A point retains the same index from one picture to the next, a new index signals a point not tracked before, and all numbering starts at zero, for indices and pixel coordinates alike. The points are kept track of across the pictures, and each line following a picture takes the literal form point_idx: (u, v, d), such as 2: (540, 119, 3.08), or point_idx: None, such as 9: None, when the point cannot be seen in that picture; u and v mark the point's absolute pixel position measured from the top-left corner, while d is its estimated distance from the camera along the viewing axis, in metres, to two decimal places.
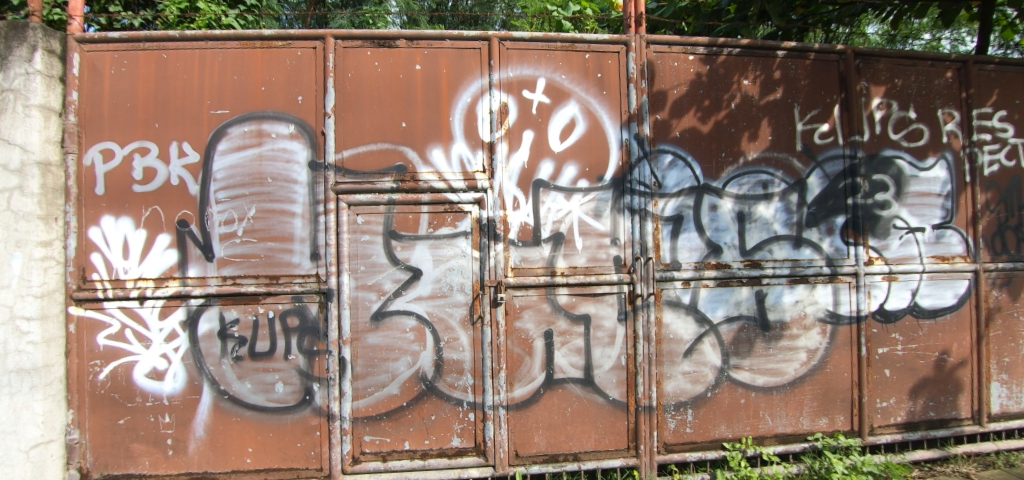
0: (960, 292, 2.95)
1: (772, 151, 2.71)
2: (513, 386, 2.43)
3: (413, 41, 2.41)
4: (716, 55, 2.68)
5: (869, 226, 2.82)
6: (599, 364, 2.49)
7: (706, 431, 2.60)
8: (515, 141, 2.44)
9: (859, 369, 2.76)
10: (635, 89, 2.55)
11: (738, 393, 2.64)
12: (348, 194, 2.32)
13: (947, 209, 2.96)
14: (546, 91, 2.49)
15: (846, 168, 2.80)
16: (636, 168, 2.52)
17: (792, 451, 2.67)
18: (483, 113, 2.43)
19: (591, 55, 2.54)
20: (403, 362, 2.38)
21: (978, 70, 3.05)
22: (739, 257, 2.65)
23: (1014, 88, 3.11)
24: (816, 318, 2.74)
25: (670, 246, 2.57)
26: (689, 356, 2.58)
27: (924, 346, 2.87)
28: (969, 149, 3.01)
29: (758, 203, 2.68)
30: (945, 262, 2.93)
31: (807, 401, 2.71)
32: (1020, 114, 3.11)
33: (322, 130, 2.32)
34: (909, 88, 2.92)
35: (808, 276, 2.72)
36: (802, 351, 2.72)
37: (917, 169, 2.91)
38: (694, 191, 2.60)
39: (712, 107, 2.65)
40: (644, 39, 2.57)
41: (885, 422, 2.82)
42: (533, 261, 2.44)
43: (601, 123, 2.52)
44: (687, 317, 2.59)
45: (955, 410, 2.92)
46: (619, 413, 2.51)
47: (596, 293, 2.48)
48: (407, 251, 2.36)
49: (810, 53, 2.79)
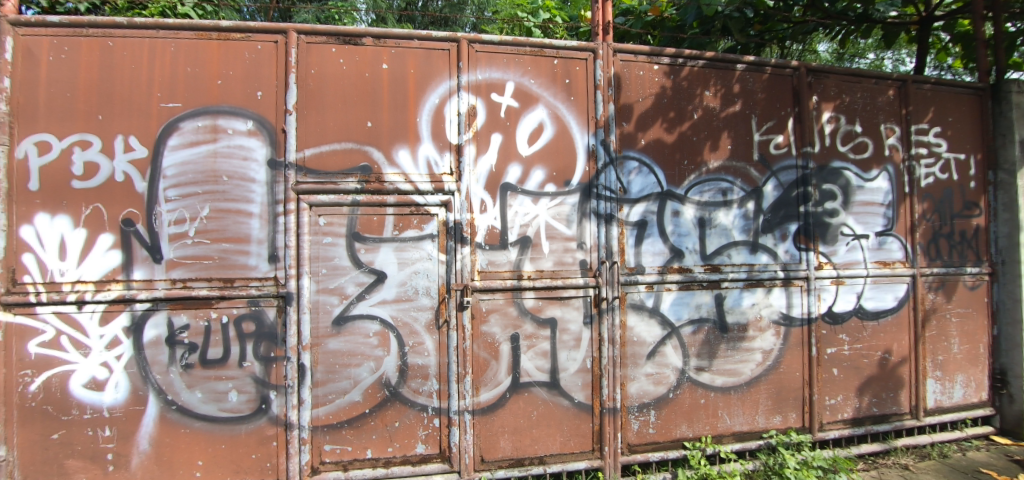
0: (900, 295, 3.15)
1: (731, 160, 2.81)
2: (479, 390, 2.41)
3: (380, 39, 2.36)
4: (680, 66, 2.77)
5: (819, 233, 2.97)
6: (565, 367, 2.51)
7: (668, 431, 2.66)
8: (483, 143, 2.43)
9: (810, 369, 2.90)
10: (602, 96, 2.59)
11: (699, 393, 2.72)
12: (310, 194, 2.24)
13: (888, 217, 3.16)
14: (515, 95, 2.49)
15: (798, 178, 2.94)
16: (603, 173, 2.56)
17: (748, 449, 2.77)
18: (452, 115, 2.41)
19: (559, 61, 2.57)
20: (366, 368, 2.31)
21: (916, 89, 3.28)
22: (700, 261, 2.74)
23: (947, 107, 3.37)
24: (771, 321, 2.86)
25: (635, 251, 2.62)
26: (652, 358, 2.64)
27: (868, 346, 3.05)
28: (908, 162, 3.22)
29: (718, 210, 2.77)
30: (886, 267, 3.12)
31: (763, 400, 2.82)
32: (952, 131, 3.36)
33: (283, 127, 2.23)
34: (856, 104, 3.11)
35: (764, 281, 2.84)
36: (758, 352, 2.83)
37: (862, 180, 3.10)
38: (657, 197, 2.66)
39: (676, 117, 2.72)
40: (611, 47, 2.62)
41: (833, 418, 2.96)
42: (500, 264, 2.43)
43: (568, 128, 2.55)
44: (650, 320, 2.64)
45: (895, 406, 3.12)
46: (584, 415, 2.54)
47: (562, 296, 2.50)
48: (371, 254, 2.30)
49: (767, 67, 2.91)
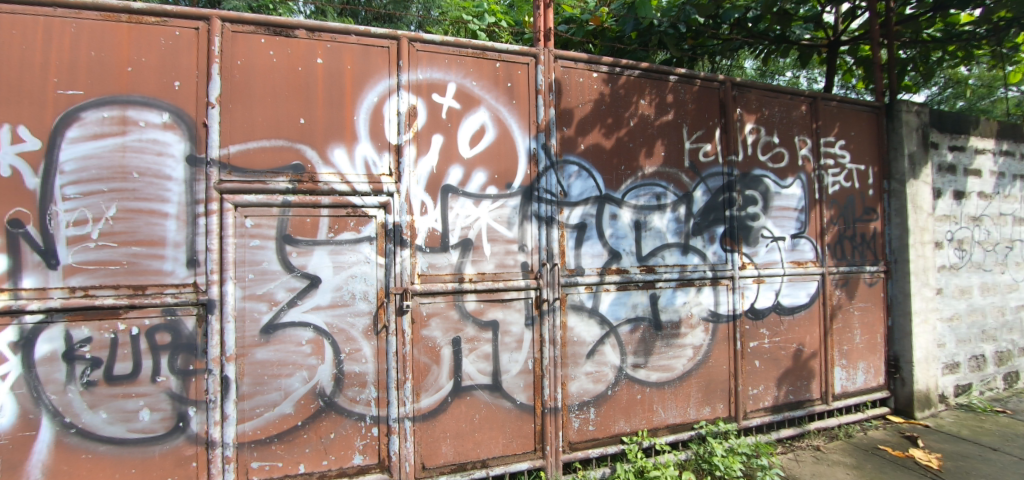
0: (811, 292, 3.46)
1: (665, 166, 2.96)
2: (419, 396, 2.35)
3: (314, 33, 2.26)
4: (618, 74, 2.87)
5: (742, 235, 3.20)
6: (507, 369, 2.52)
7: (607, 427, 2.74)
8: (424, 144, 2.39)
9: (735, 362, 3.11)
10: (543, 101, 2.64)
11: (635, 389, 2.82)
12: (234, 193, 2.09)
13: (801, 221, 3.46)
14: (457, 96, 2.47)
15: (724, 184, 3.14)
16: (544, 177, 2.60)
17: (681, 440, 2.91)
18: (391, 115, 2.35)
19: (501, 65, 2.58)
20: (298, 378, 2.19)
21: (824, 105, 3.62)
22: (636, 263, 2.85)
23: (850, 123, 3.74)
24: (701, 318, 3.03)
25: (575, 253, 2.68)
26: (592, 356, 2.71)
27: (785, 339, 3.31)
28: (818, 171, 3.55)
29: (653, 213, 2.90)
30: (800, 266, 3.42)
31: (694, 393, 2.98)
32: (854, 144, 3.75)
33: (204, 121, 2.07)
34: (774, 117, 3.38)
35: (694, 280, 3.01)
36: (689, 347, 2.99)
37: (779, 186, 3.37)
38: (596, 200, 2.74)
39: (614, 123, 2.82)
40: (552, 53, 2.68)
41: (756, 406, 3.19)
42: (441, 267, 2.39)
43: (510, 131, 2.56)
44: (589, 320, 2.71)
45: (809, 393, 3.41)
46: (526, 416, 2.55)
47: (504, 298, 2.51)
48: (304, 257, 2.19)
49: (697, 79, 3.09)
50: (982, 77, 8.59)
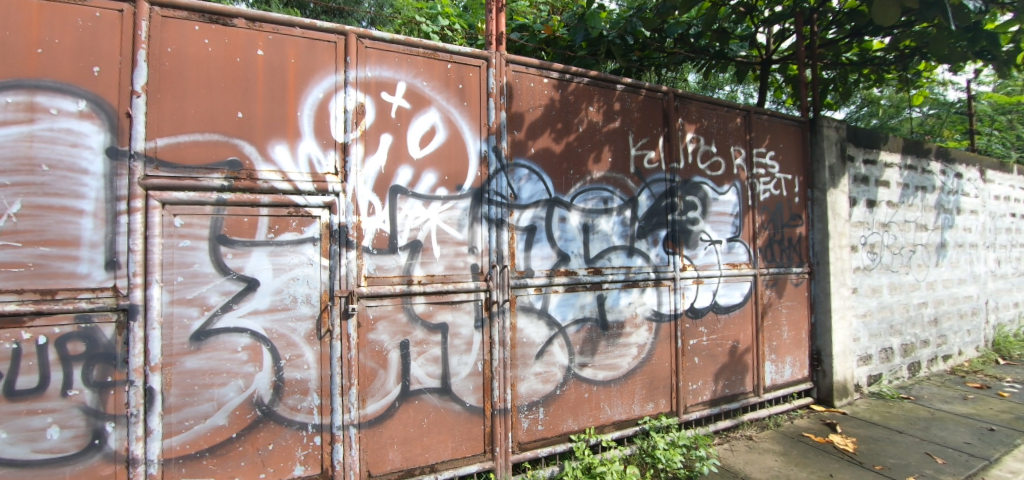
0: (745, 292, 3.69)
1: (612, 172, 3.06)
2: (365, 402, 2.29)
3: (255, 23, 2.14)
4: (567, 81, 2.95)
5: (683, 238, 3.37)
6: (456, 371, 2.50)
7: (556, 426, 2.79)
8: (372, 143, 2.33)
9: (676, 359, 3.26)
10: (495, 104, 2.65)
11: (583, 387, 2.89)
12: (162, 190, 1.93)
13: (736, 226, 3.69)
14: (407, 95, 2.44)
15: (667, 189, 3.30)
16: (494, 179, 2.62)
17: (626, 435, 3.02)
18: (337, 112, 2.27)
19: (452, 66, 2.58)
20: (233, 387, 2.06)
21: (757, 119, 3.89)
22: (584, 265, 2.93)
23: (779, 136, 4.04)
24: (645, 317, 3.15)
25: (525, 255, 2.72)
26: (541, 357, 2.75)
27: (721, 336, 3.51)
28: (750, 180, 3.80)
29: (600, 217, 3.00)
30: (735, 268, 3.64)
31: (638, 390, 3.10)
32: (782, 155, 4.05)
33: (128, 111, 1.90)
34: (712, 128, 3.59)
35: (638, 281, 3.13)
36: (634, 346, 3.10)
37: (716, 193, 3.58)
38: (546, 203, 2.79)
39: (563, 129, 2.89)
40: (503, 57, 2.70)
41: (695, 401, 3.36)
42: (388, 269, 2.34)
43: (461, 133, 2.55)
44: (538, 322, 2.75)
45: (743, 386, 3.63)
46: (476, 418, 2.55)
47: (453, 301, 2.49)
48: (240, 259, 2.07)
49: (642, 89, 3.23)
50: (891, 99, 9.55)
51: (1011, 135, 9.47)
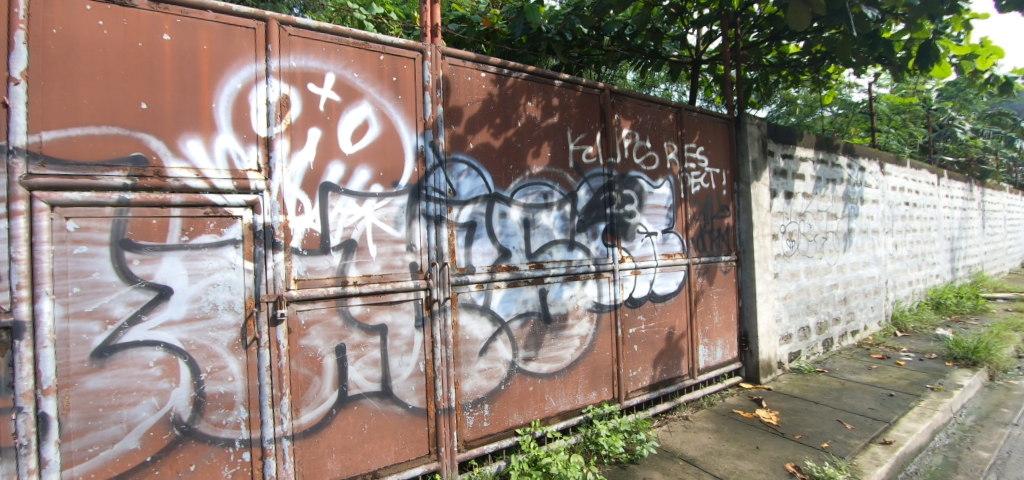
0: (679, 280, 3.88)
1: (551, 167, 3.09)
2: (299, 412, 2.17)
3: (159, 4, 1.93)
4: (505, 76, 2.93)
5: (621, 231, 3.48)
6: (397, 373, 2.43)
7: (502, 421, 2.79)
8: (299, 138, 2.20)
9: (617, 348, 3.37)
10: (431, 98, 2.59)
11: (527, 381, 2.91)
12: (50, 190, 1.68)
13: (670, 218, 3.86)
14: (337, 88, 2.32)
15: (605, 184, 3.38)
16: (432, 175, 2.56)
17: (570, 425, 3.08)
18: (258, 104, 2.11)
19: (385, 57, 2.48)
20: (145, 406, 1.86)
21: (688, 115, 4.09)
22: (525, 259, 2.94)
23: (708, 132, 4.27)
24: (586, 309, 3.23)
25: (465, 251, 2.68)
26: (484, 354, 2.74)
27: (659, 324, 3.67)
28: (682, 174, 3.99)
29: (541, 211, 3.02)
30: (670, 258, 3.82)
31: (581, 380, 3.17)
32: (711, 150, 4.28)
33: (4, 101, 1.63)
34: (647, 124, 3.72)
35: (579, 274, 3.20)
36: (576, 337, 3.17)
37: (651, 187, 3.72)
38: (486, 199, 2.77)
39: (502, 123, 2.87)
40: (439, 50, 2.64)
41: (636, 387, 3.49)
42: (321, 271, 2.23)
43: (396, 127, 2.47)
44: (481, 318, 2.73)
45: (679, 370, 3.82)
46: (419, 420, 2.49)
47: (392, 301, 2.42)
48: (150, 266, 1.87)
49: (579, 85, 3.28)
50: (806, 99, 10.45)
51: (904, 133, 10.65)
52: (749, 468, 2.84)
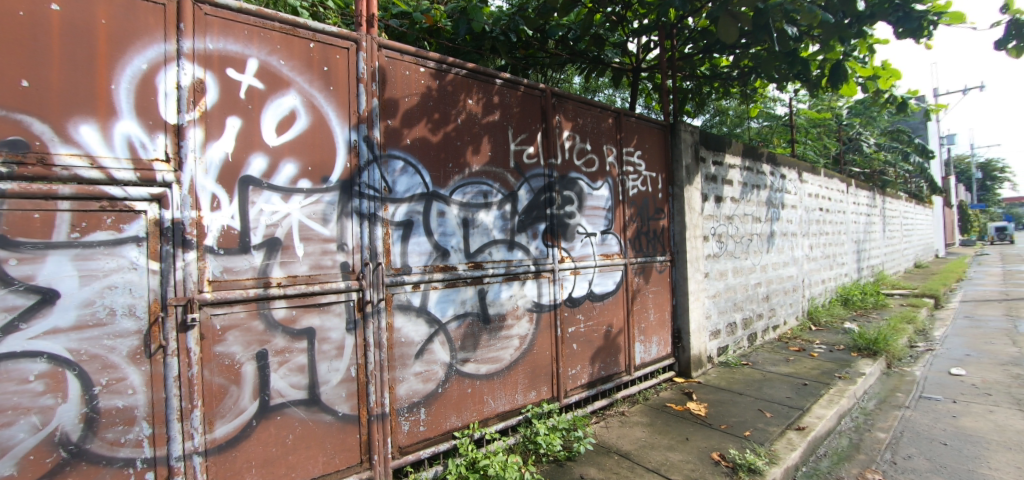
0: (617, 280, 4.00)
1: (491, 166, 3.07)
2: (214, 424, 1.99)
3: None
4: (444, 72, 2.88)
5: (561, 231, 3.53)
6: (325, 379, 2.30)
7: (438, 425, 2.73)
8: (215, 127, 2.02)
9: (556, 347, 3.41)
10: (365, 91, 2.49)
11: (465, 383, 2.87)
12: None
13: (608, 219, 3.97)
14: (260, 75, 2.16)
15: (545, 184, 3.41)
16: (365, 171, 2.45)
17: (509, 425, 3.08)
18: (167, 88, 1.91)
19: (316, 45, 2.35)
20: (24, 426, 1.62)
21: (626, 120, 4.23)
22: (464, 259, 2.90)
23: (645, 137, 4.44)
24: (526, 309, 3.24)
25: (400, 251, 2.60)
26: (421, 356, 2.66)
27: (597, 322, 3.76)
28: (621, 176, 4.12)
29: (480, 211, 2.99)
30: (608, 258, 3.93)
31: (520, 380, 3.17)
32: (647, 154, 4.46)
33: None
34: (587, 126, 3.80)
35: (519, 274, 3.20)
36: (516, 337, 3.17)
37: (591, 188, 3.81)
38: (423, 197, 2.70)
39: (441, 120, 2.81)
40: (375, 41, 2.54)
41: (575, 385, 3.55)
42: (239, 272, 2.06)
43: (326, 120, 2.34)
44: (417, 320, 2.66)
45: (616, 367, 3.93)
46: (350, 427, 2.38)
47: (321, 303, 2.29)
48: (30, 266, 1.63)
49: (521, 85, 3.29)
50: (736, 110, 11.23)
51: (820, 145, 11.70)
52: (678, 459, 2.96)
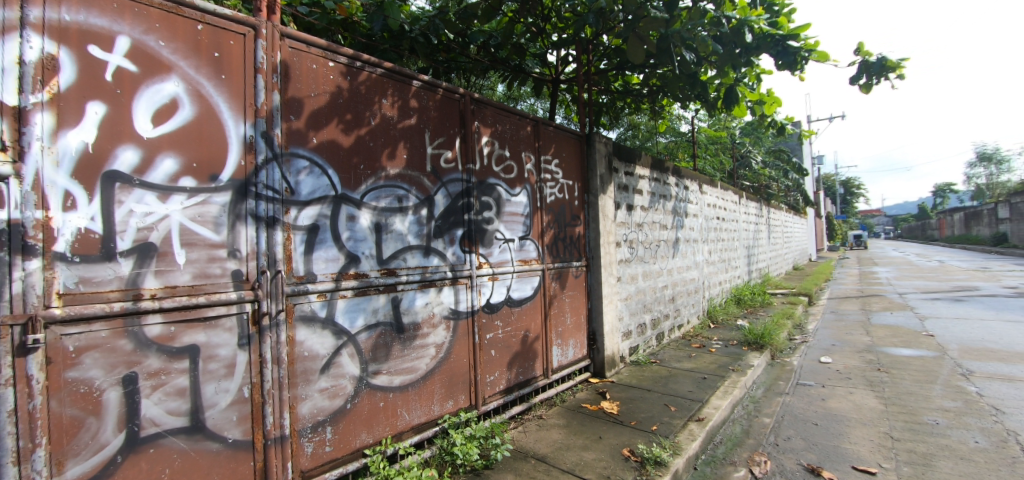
0: (534, 285, 4.07)
1: (407, 169, 2.97)
2: (64, 465, 1.68)
3: None
4: (357, 69, 2.74)
5: (479, 237, 3.51)
6: (212, 403, 2.05)
7: (347, 444, 2.56)
8: (72, 113, 1.72)
9: (473, 354, 3.37)
10: (265, 82, 2.28)
11: (377, 397, 2.72)
12: None
13: (526, 225, 4.03)
14: (132, 55, 1.88)
15: (463, 189, 3.38)
16: (263, 170, 2.23)
17: (425, 438, 2.98)
18: (5, 62, 1.59)
19: (205, 28, 2.10)
20: None
21: (545, 129, 4.33)
22: (376, 266, 2.76)
23: (562, 146, 4.59)
24: (442, 316, 3.16)
25: (304, 258, 2.41)
26: (327, 371, 2.48)
27: (515, 327, 3.79)
28: (538, 184, 4.21)
29: (394, 215, 2.87)
30: (526, 264, 3.98)
31: (437, 390, 3.09)
32: (564, 163, 4.60)
33: None
34: (505, 133, 3.84)
35: (435, 281, 3.12)
36: (431, 346, 3.08)
37: (509, 194, 3.84)
38: (331, 200, 2.53)
39: (352, 119, 2.67)
40: (276, 29, 2.34)
41: (493, 391, 3.54)
42: (101, 283, 1.76)
43: (215, 112, 2.11)
44: (322, 332, 2.48)
45: (534, 371, 3.99)
46: (242, 454, 2.14)
47: (207, 317, 2.04)
48: None
49: (439, 88, 3.23)
50: (646, 125, 12.06)
51: (717, 160, 12.94)
52: (592, 457, 3.06)
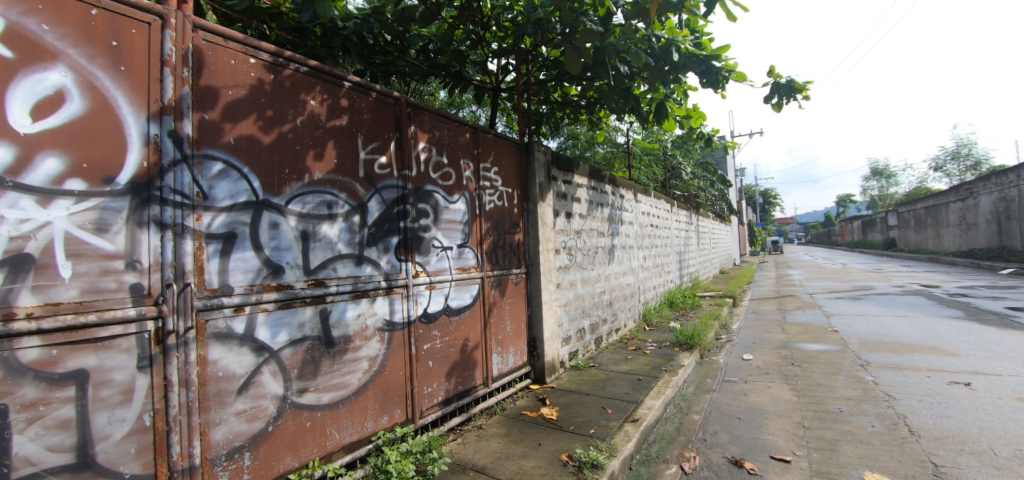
0: (473, 293, 4.04)
1: (336, 174, 2.83)
2: None
3: None
4: (280, 66, 2.58)
5: (415, 245, 3.43)
6: (104, 434, 1.82)
7: (268, 469, 2.38)
8: None
9: (410, 366, 3.26)
10: (173, 76, 2.08)
11: (303, 417, 2.56)
12: None
13: (465, 232, 4.00)
14: (6, 38, 1.64)
15: (398, 196, 3.28)
16: (170, 172, 2.03)
17: (357, 457, 2.83)
18: None
19: (100, 13, 1.88)
20: None
21: (483, 136, 4.34)
22: (302, 276, 2.60)
23: (502, 154, 4.61)
24: (375, 328, 3.04)
25: (218, 269, 2.21)
26: (245, 392, 2.29)
27: (453, 337, 3.72)
28: (477, 191, 4.19)
29: (323, 223, 2.72)
30: (464, 272, 3.94)
31: (370, 405, 2.95)
32: (504, 171, 4.63)
33: None
34: (443, 139, 3.79)
35: (367, 291, 3.00)
36: (364, 360, 2.94)
37: (447, 202, 3.78)
38: (250, 206, 2.35)
39: (274, 119, 2.51)
40: (188, 19, 2.15)
41: (430, 404, 3.45)
42: None
43: (112, 107, 1.89)
44: (240, 349, 2.28)
45: (473, 381, 3.94)
46: None
47: (99, 338, 1.81)
48: None
49: (372, 91, 3.13)
50: (585, 136, 12.47)
51: (651, 171, 13.64)
52: (531, 465, 3.06)
